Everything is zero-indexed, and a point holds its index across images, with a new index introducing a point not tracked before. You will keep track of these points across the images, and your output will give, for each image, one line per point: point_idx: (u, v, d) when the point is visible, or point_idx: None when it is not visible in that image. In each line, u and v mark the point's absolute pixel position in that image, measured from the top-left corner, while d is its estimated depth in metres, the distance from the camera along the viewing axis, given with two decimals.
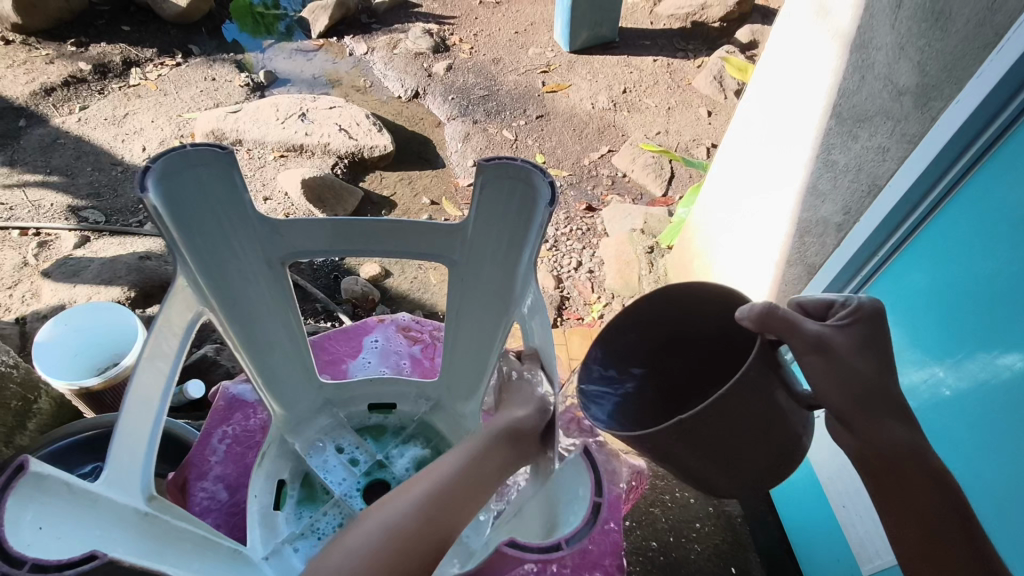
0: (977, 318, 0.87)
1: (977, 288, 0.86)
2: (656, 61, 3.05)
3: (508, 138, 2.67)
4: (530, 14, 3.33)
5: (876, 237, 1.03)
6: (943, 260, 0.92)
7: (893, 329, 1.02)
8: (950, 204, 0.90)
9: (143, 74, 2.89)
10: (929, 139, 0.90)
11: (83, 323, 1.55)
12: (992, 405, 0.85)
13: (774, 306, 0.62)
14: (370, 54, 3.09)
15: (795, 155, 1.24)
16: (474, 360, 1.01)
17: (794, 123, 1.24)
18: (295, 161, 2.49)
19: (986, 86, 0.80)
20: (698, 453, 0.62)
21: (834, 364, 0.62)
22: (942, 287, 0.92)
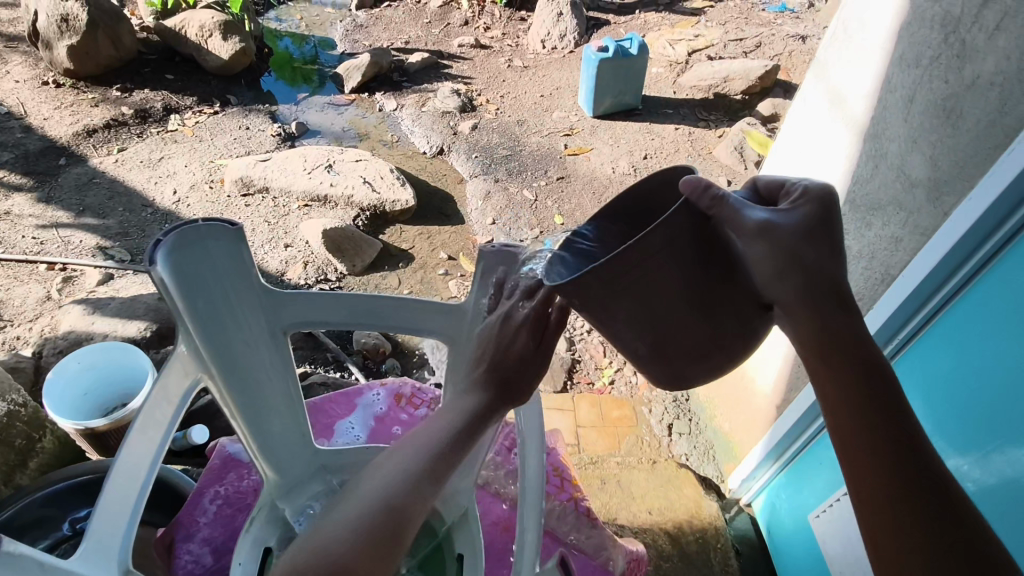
0: (1008, 411, 0.83)
1: (993, 386, 0.85)
2: (678, 129, 3.11)
3: (528, 198, 2.72)
4: (556, 79, 3.44)
5: (893, 322, 1.00)
6: (957, 354, 0.90)
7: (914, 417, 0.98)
8: (962, 299, 0.89)
9: (181, 120, 3.02)
10: (952, 222, 0.88)
11: (96, 363, 1.58)
12: (1017, 510, 0.82)
13: (725, 194, 0.63)
14: (399, 111, 3.20)
15: None
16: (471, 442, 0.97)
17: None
18: (318, 212, 2.55)
19: (1011, 171, 0.78)
20: (640, 316, 0.66)
21: (781, 253, 0.62)
22: (964, 376, 0.89)
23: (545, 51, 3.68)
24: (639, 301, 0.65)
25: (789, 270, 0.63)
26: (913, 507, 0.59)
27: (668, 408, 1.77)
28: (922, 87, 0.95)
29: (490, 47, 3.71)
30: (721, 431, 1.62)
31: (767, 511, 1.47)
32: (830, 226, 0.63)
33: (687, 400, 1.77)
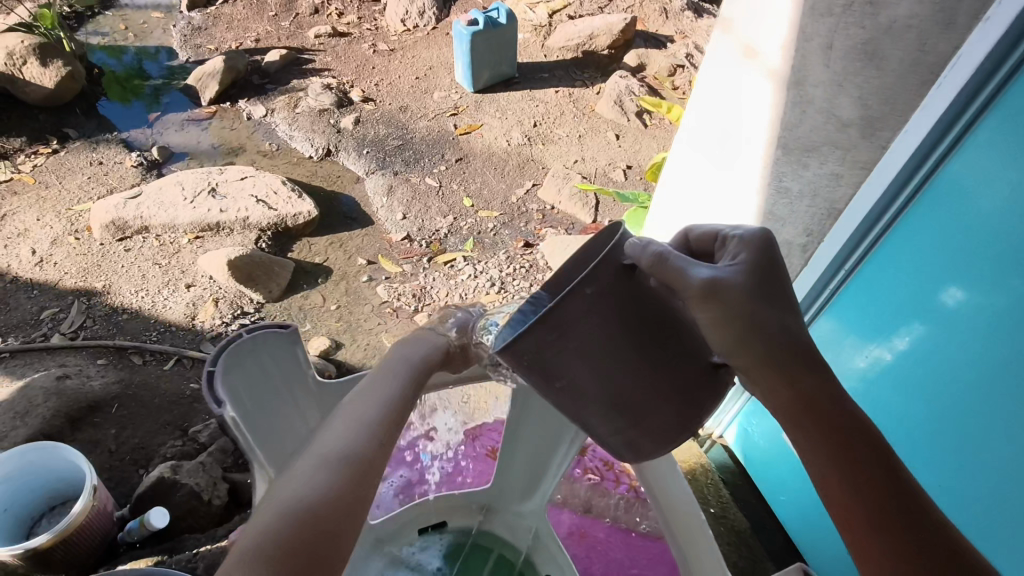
0: (979, 267, 0.96)
1: (919, 291, 1.07)
2: (558, 92, 3.15)
3: (432, 185, 2.66)
4: (427, 58, 3.34)
5: (864, 224, 1.13)
6: (892, 277, 1.11)
7: (893, 296, 1.12)
8: (896, 229, 1.09)
9: (15, 167, 2.62)
10: (916, 121, 0.99)
11: (10, 473, 1.33)
12: (1001, 345, 0.96)
13: (667, 255, 0.70)
14: (270, 116, 2.98)
15: (746, 182, 1.32)
16: (532, 465, 1.13)
17: (734, 159, 1.34)
18: (213, 242, 2.35)
19: (973, 64, 0.90)
20: (604, 376, 0.73)
21: (731, 308, 0.71)
22: (938, 252, 1.02)
23: (407, 31, 3.55)
24: (595, 352, 0.72)
25: (744, 326, 0.72)
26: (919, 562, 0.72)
27: None
28: (838, 34, 1.06)
29: (348, 34, 3.53)
30: None
31: (740, 439, 1.59)
32: (777, 273, 0.74)
33: None
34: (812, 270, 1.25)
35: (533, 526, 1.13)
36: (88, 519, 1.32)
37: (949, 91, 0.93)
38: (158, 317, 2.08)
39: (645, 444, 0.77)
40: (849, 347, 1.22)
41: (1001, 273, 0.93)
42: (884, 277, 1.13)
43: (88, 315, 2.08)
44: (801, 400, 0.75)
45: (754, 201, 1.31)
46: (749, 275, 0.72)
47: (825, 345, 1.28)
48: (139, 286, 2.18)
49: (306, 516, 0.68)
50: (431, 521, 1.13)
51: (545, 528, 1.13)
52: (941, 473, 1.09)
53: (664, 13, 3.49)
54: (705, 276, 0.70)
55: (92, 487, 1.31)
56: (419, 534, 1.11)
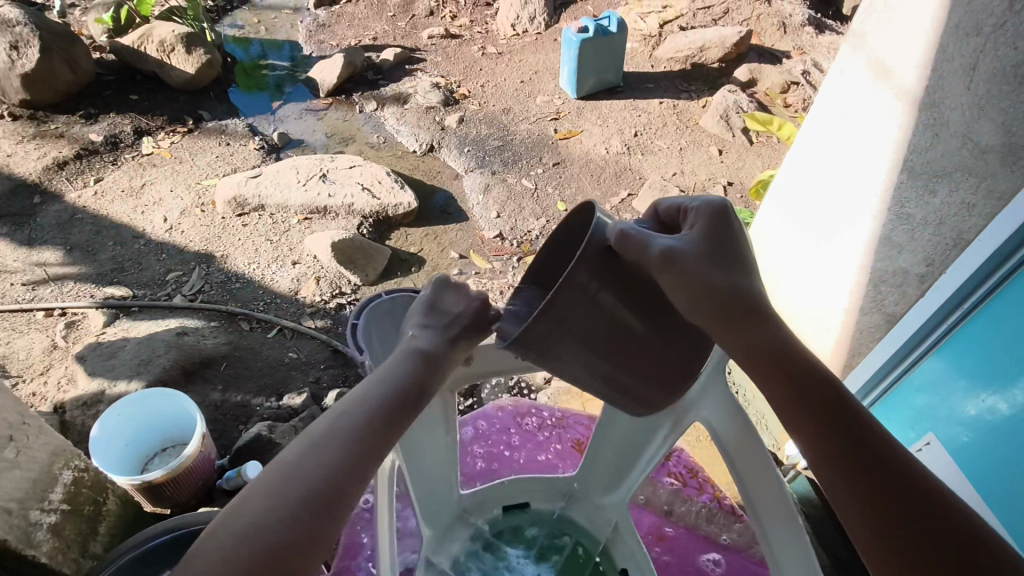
0: None
1: None
2: (662, 103, 3.12)
3: (528, 187, 2.70)
4: (534, 63, 3.40)
5: (991, 262, 1.03)
6: (1016, 321, 1.00)
7: (1014, 342, 1.00)
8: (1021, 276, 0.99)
9: (156, 142, 2.89)
10: None
11: (134, 411, 1.48)
12: None
13: (629, 230, 0.73)
14: (381, 110, 3.13)
15: (863, 202, 1.28)
16: (619, 460, 1.12)
17: (851, 176, 1.31)
18: (319, 224, 2.50)
19: None
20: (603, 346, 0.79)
21: (689, 274, 0.73)
22: None
23: (516, 35, 3.63)
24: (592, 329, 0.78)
25: (701, 293, 0.74)
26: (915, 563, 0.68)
27: None
28: (985, 55, 1.01)
29: (460, 36, 3.65)
30: None
31: None
32: (733, 242, 0.76)
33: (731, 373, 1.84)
34: (929, 301, 1.15)
35: (611, 518, 1.14)
36: (195, 462, 1.44)
37: None
38: (266, 288, 2.24)
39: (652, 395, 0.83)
40: (959, 393, 1.11)
41: None
42: (1005, 321, 1.02)
43: (206, 281, 2.26)
44: (767, 374, 0.78)
45: (869, 223, 1.27)
46: (707, 246, 0.74)
47: (931, 386, 1.17)
48: (251, 259, 2.35)
49: (293, 496, 0.68)
50: (514, 500, 1.18)
51: (624, 521, 1.14)
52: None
53: (782, 27, 3.38)
54: (668, 244, 0.72)
55: (201, 432, 1.43)
56: (502, 512, 1.17)
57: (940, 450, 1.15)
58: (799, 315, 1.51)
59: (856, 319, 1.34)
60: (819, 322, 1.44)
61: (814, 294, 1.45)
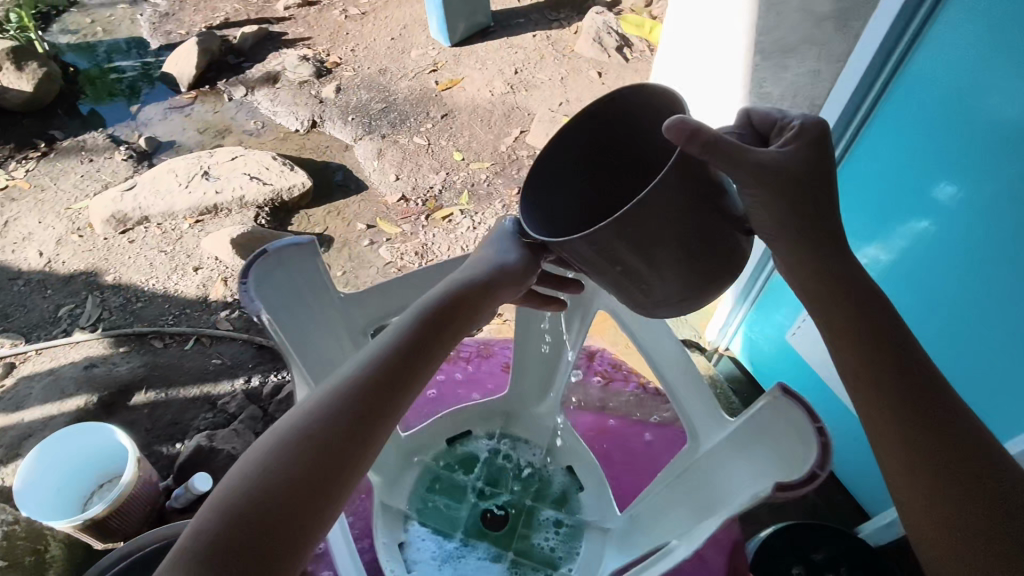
0: (990, 153, 0.99)
1: (912, 182, 1.13)
2: (536, 36, 3.11)
3: (421, 144, 2.68)
4: (401, 17, 3.31)
5: (855, 100, 1.16)
6: (890, 168, 1.16)
7: (889, 187, 1.18)
8: (872, 127, 1.17)
9: (6, 173, 2.63)
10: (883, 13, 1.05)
11: (62, 452, 1.41)
12: (997, 223, 1.02)
13: (714, 136, 0.68)
14: (252, 94, 2.96)
15: (728, 93, 1.41)
16: (542, 364, 1.19)
17: (713, 73, 1.44)
18: (214, 224, 2.38)
19: None
20: (639, 254, 0.75)
21: (784, 183, 0.73)
22: (928, 133, 1.07)
23: None
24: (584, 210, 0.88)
25: (783, 189, 0.73)
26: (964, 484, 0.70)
27: None
28: None
29: (318, 2, 3.48)
30: None
31: (746, 348, 1.70)
32: (826, 163, 0.75)
33: None
34: None
35: (550, 424, 1.22)
36: (138, 488, 1.40)
37: None
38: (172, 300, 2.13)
39: (685, 283, 0.80)
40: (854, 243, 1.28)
41: (997, 155, 0.98)
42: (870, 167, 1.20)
43: (104, 308, 2.13)
44: (838, 287, 0.78)
45: (733, 110, 1.40)
46: (809, 163, 0.73)
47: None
48: (148, 274, 2.22)
49: (259, 476, 0.65)
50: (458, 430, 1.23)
51: (566, 426, 1.23)
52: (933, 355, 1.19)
53: None
54: (764, 155, 0.71)
55: (138, 459, 1.38)
56: (446, 445, 1.22)
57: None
58: None
59: None
60: None
61: None
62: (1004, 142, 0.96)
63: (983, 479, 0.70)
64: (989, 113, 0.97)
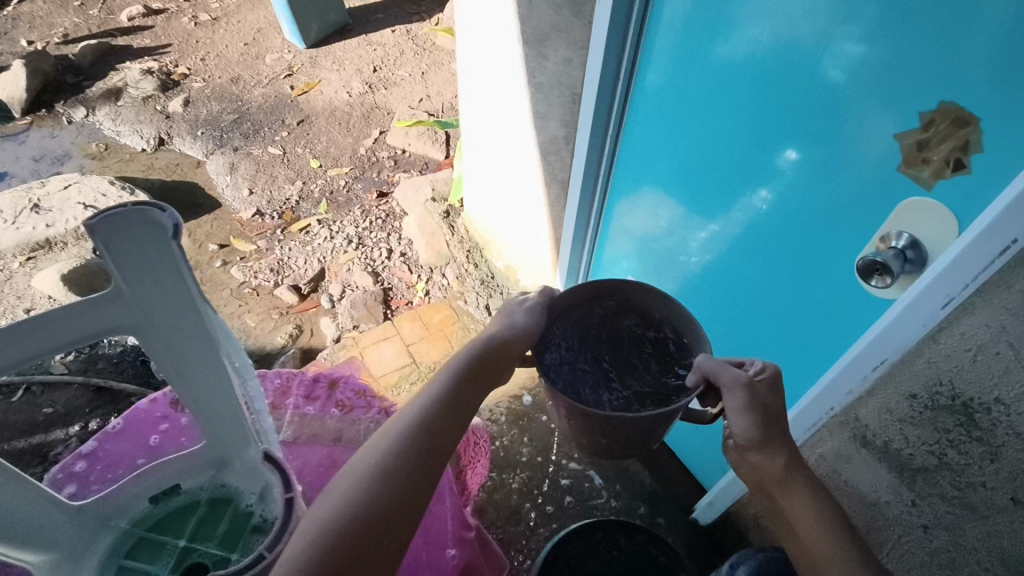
0: (779, 124, 0.85)
1: (706, 186, 1.01)
2: (395, 32, 3.00)
3: (276, 154, 2.56)
4: (254, 22, 3.15)
5: (603, 92, 1.09)
6: (682, 166, 1.04)
7: (674, 191, 1.09)
8: (646, 83, 1.03)
9: None
10: None
11: None
12: (784, 231, 0.91)
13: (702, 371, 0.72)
14: (93, 115, 2.78)
15: (512, 120, 1.35)
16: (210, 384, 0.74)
17: (495, 107, 1.38)
18: (47, 259, 2.22)
19: None
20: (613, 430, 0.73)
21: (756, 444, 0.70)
22: (719, 137, 0.95)
23: None
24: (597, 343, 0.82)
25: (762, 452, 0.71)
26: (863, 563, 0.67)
27: (479, 292, 1.88)
28: None
29: (165, 10, 3.26)
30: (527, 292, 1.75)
31: None
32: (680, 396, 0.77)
33: (492, 278, 1.91)
34: (575, 176, 1.25)
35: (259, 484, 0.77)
36: None
37: None
38: None
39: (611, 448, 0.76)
40: (667, 224, 1.14)
41: (804, 136, 0.82)
42: (648, 172, 1.12)
43: None
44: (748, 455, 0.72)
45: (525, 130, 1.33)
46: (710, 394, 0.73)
47: (635, 217, 1.22)
48: None
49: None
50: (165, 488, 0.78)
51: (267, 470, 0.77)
52: (734, 332, 1.09)
53: None
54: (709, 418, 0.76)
55: None
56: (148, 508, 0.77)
57: (653, 270, 1.23)
58: (515, 240, 1.67)
59: (547, 194, 1.41)
60: (528, 236, 1.58)
61: (516, 218, 1.59)
62: (755, 80, 0.85)
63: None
64: (812, 70, 0.78)
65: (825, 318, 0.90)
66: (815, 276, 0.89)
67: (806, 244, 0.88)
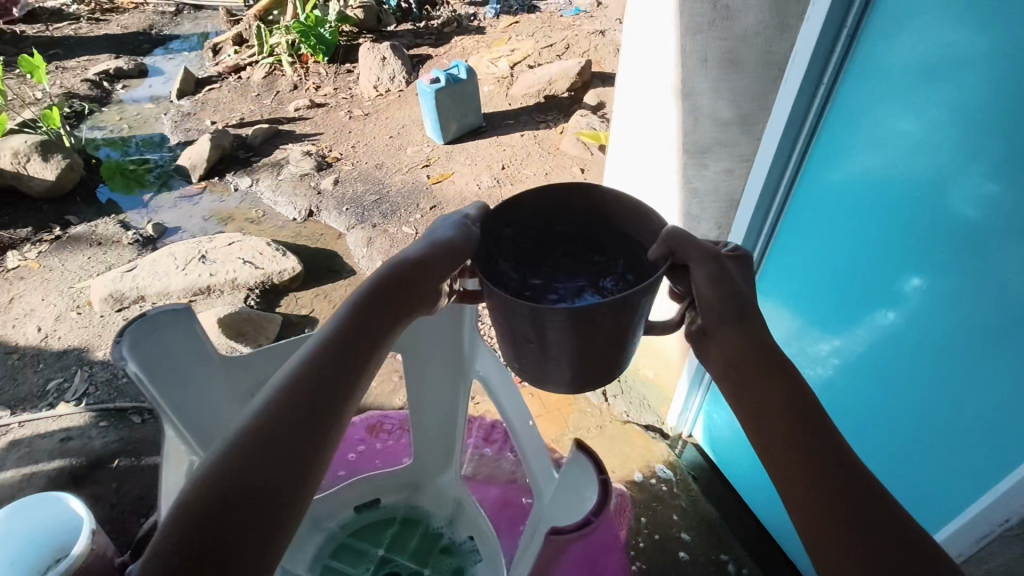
0: (920, 257, 0.97)
1: (847, 305, 1.13)
2: (524, 136, 3.29)
3: (409, 233, 2.80)
4: (400, 118, 3.55)
5: (757, 217, 1.22)
6: (824, 287, 1.17)
7: (815, 308, 1.20)
8: (788, 220, 1.19)
9: (22, 255, 2.84)
10: (771, 132, 1.10)
11: (18, 525, 1.42)
12: (929, 349, 1.01)
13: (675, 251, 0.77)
14: (256, 185, 3.19)
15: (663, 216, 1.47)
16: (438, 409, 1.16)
17: (648, 205, 1.52)
18: (205, 304, 2.51)
19: (793, 91, 1.02)
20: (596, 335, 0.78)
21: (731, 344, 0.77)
22: (862, 264, 1.07)
23: (380, 96, 3.77)
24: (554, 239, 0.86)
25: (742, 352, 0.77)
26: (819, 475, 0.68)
27: None
28: (709, 48, 1.18)
29: (326, 104, 3.75)
30: (647, 382, 1.78)
31: (706, 435, 1.65)
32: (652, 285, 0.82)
33: None
34: None
35: (452, 496, 1.20)
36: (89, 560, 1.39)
37: (787, 102, 1.04)
38: None
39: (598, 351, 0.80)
40: (806, 340, 1.25)
41: (946, 267, 0.93)
42: (790, 290, 1.25)
43: (90, 383, 2.23)
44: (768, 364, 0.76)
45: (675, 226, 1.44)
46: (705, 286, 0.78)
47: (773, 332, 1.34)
48: None
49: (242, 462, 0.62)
50: (366, 498, 1.20)
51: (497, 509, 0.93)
52: (879, 437, 1.17)
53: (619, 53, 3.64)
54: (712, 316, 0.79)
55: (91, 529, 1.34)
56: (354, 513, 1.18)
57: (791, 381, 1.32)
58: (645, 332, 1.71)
59: None
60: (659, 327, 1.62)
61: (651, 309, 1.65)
62: (891, 211, 0.98)
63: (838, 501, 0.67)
64: (945, 214, 0.91)
65: (978, 424, 0.97)
66: (967, 390, 0.97)
67: (954, 361, 0.98)
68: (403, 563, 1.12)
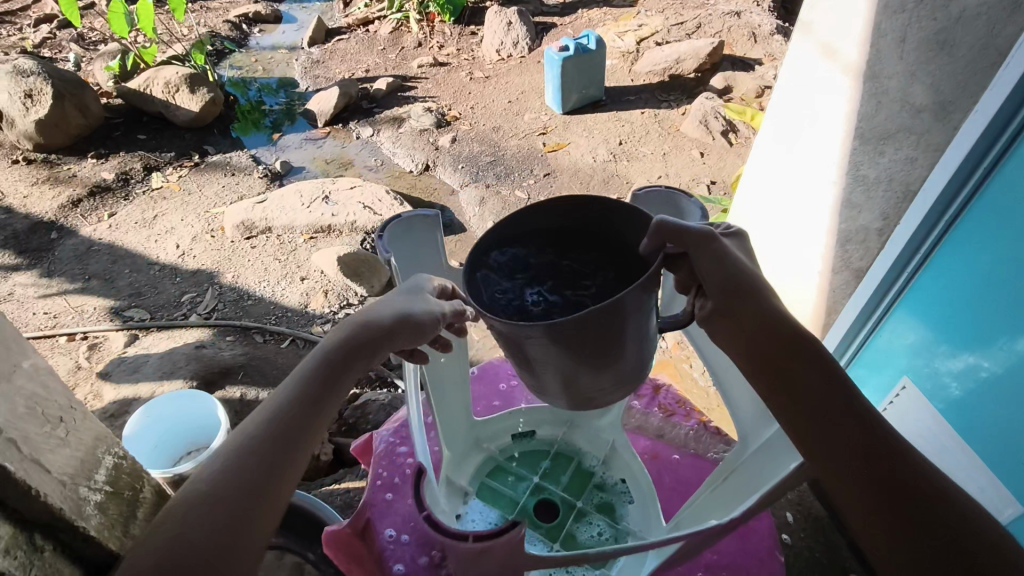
0: None
1: (996, 332, 1.05)
2: (644, 113, 3.23)
3: (521, 197, 2.82)
4: (520, 84, 3.56)
5: (929, 217, 1.15)
6: (975, 310, 1.09)
7: (959, 329, 1.13)
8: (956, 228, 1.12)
9: (165, 177, 3.08)
10: (970, 125, 1.04)
11: (165, 412, 1.56)
12: None
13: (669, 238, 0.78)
14: (377, 135, 3.30)
15: (815, 203, 1.43)
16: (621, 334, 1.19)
17: (797, 190, 1.48)
18: (324, 242, 2.63)
19: (1009, 83, 0.96)
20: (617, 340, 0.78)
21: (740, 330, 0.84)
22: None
23: (501, 60, 3.79)
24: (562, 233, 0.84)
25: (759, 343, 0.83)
26: (861, 463, 0.73)
27: None
28: (912, 27, 1.14)
29: (448, 63, 3.81)
30: None
31: None
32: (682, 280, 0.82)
33: None
34: (869, 282, 1.31)
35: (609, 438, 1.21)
36: None
37: (999, 95, 0.98)
38: (278, 303, 2.36)
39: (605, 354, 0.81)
40: (940, 356, 1.17)
41: None
42: (938, 304, 1.17)
43: (219, 300, 2.39)
44: (763, 364, 0.83)
45: (825, 215, 1.41)
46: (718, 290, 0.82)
47: (903, 346, 1.27)
48: (262, 277, 2.49)
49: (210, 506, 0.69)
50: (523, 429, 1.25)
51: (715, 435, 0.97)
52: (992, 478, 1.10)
53: (753, 37, 3.49)
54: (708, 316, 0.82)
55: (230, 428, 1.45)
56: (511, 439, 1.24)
57: (914, 400, 1.25)
58: None
59: (828, 280, 1.45)
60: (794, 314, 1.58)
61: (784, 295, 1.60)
62: None
63: (900, 488, 0.71)
64: None
65: None
66: None
67: None
68: (555, 492, 1.15)
